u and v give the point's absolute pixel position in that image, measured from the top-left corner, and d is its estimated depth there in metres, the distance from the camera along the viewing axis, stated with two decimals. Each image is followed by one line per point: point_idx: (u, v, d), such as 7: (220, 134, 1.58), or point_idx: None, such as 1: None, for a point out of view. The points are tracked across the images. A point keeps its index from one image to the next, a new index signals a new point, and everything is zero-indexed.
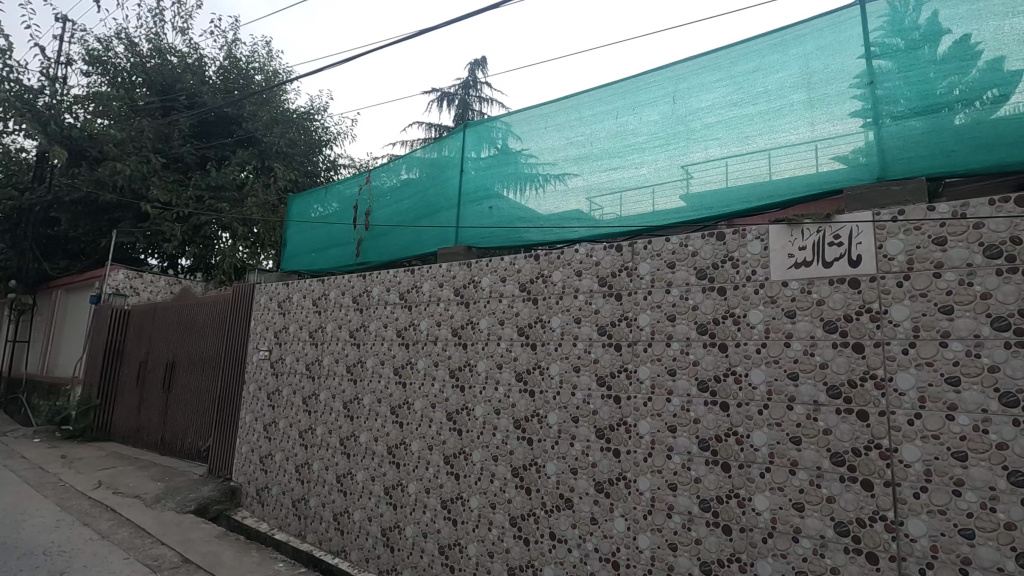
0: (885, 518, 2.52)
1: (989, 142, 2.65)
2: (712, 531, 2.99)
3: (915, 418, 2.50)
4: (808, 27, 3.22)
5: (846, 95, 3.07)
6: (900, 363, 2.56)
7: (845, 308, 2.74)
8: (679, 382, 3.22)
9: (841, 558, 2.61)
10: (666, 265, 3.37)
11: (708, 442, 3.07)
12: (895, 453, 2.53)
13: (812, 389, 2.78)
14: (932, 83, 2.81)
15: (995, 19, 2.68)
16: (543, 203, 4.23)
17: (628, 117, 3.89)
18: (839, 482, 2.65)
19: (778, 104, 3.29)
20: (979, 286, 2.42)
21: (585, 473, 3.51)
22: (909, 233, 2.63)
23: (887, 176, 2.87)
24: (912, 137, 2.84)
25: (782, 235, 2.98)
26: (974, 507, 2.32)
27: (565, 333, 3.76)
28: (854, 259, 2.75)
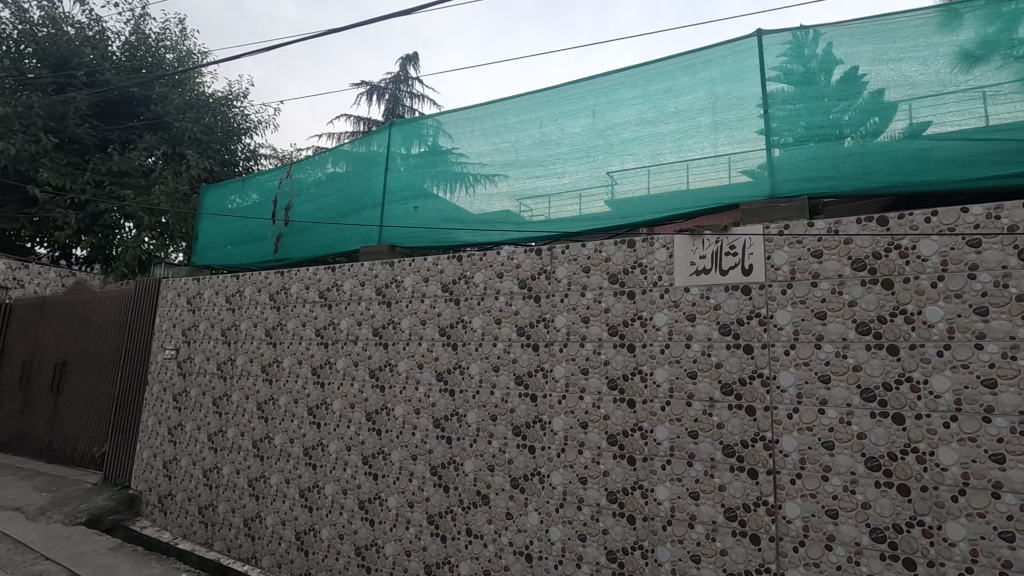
0: (766, 502, 2.79)
1: (859, 171, 3.01)
2: (618, 520, 3.17)
3: (794, 412, 2.79)
4: (714, 53, 3.47)
5: (745, 119, 3.34)
6: (783, 363, 2.85)
7: (738, 313, 3.01)
8: (591, 381, 3.39)
9: (729, 541, 2.86)
10: (582, 270, 3.54)
11: (616, 437, 3.25)
12: (776, 443, 2.81)
13: (709, 386, 3.03)
14: (815, 114, 3.14)
15: (869, 61, 3.05)
16: (468, 205, 4.28)
17: (551, 127, 4.03)
18: (729, 471, 2.91)
19: (687, 124, 3.52)
20: (847, 294, 2.75)
21: (502, 469, 3.61)
22: (793, 246, 2.93)
23: (778, 194, 3.16)
24: (798, 161, 3.16)
25: (685, 244, 3.21)
26: (839, 489, 2.64)
27: (485, 333, 3.84)
28: (747, 268, 3.03)
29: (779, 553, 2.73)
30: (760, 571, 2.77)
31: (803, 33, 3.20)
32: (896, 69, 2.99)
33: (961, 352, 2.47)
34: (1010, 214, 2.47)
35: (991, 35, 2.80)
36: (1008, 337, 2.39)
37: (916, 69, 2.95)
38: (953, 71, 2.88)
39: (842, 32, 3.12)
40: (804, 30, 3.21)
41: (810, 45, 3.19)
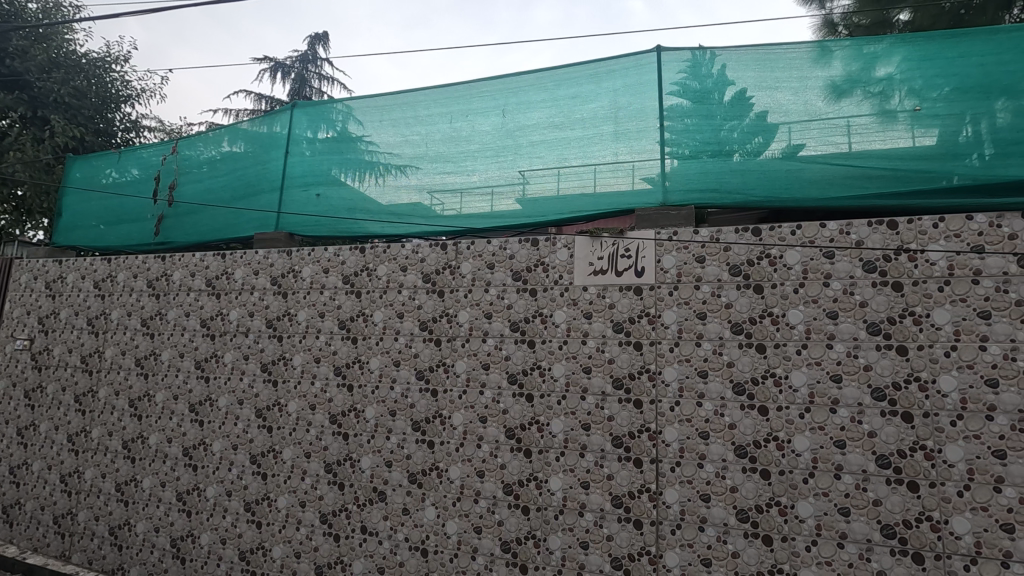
0: (649, 489, 3.02)
1: (740, 187, 3.29)
2: (513, 512, 3.26)
3: (675, 405, 3.05)
4: (617, 65, 3.64)
5: (644, 130, 3.51)
6: (668, 359, 3.10)
7: (630, 312, 3.22)
8: (491, 376, 3.45)
9: (615, 526, 3.05)
10: (486, 266, 3.58)
11: (514, 431, 3.33)
12: (660, 434, 3.04)
13: (602, 381, 3.20)
14: (705, 131, 3.39)
15: (755, 86, 3.35)
16: (373, 195, 4.14)
17: (461, 123, 3.98)
18: (617, 461, 3.10)
19: (591, 132, 3.64)
20: (724, 297, 3.06)
21: (399, 465, 3.57)
22: (680, 251, 3.20)
23: (669, 203, 3.35)
24: (689, 172, 3.38)
25: (585, 245, 3.36)
26: (712, 475, 2.93)
27: (386, 327, 3.78)
28: (639, 270, 3.24)
29: (658, 536, 2.97)
30: (641, 554, 2.99)
31: (701, 53, 3.42)
32: (773, 97, 3.31)
33: (815, 350, 2.87)
34: (858, 231, 2.91)
35: (854, 73, 3.20)
36: (852, 338, 2.83)
37: (793, 97, 3.28)
38: (823, 102, 3.23)
39: (735, 56, 3.38)
40: (702, 51, 3.42)
41: (706, 65, 3.42)
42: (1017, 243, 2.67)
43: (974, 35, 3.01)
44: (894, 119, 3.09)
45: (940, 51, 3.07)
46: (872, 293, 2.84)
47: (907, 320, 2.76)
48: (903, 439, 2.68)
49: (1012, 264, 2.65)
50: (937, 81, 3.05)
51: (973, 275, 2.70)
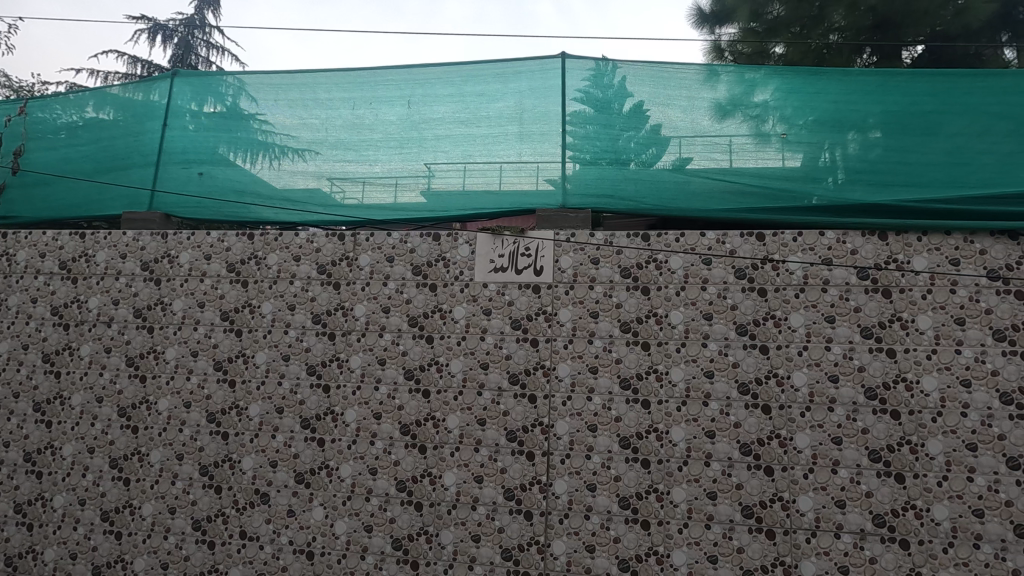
0: (539, 481, 3.12)
1: (634, 194, 3.49)
2: (405, 509, 3.22)
3: (567, 399, 3.18)
4: (524, 67, 3.69)
5: (547, 133, 3.60)
6: (562, 356, 3.23)
7: (527, 310, 3.31)
8: (387, 371, 3.38)
9: (507, 518, 3.12)
10: (385, 259, 3.53)
11: (409, 427, 3.29)
12: (551, 428, 3.16)
13: (498, 376, 3.26)
14: (603, 139, 3.55)
15: (650, 100, 3.57)
16: (263, 178, 3.85)
17: (364, 111, 3.82)
18: (510, 455, 3.17)
19: (496, 131, 3.66)
20: (615, 298, 3.24)
21: (285, 464, 3.39)
22: (576, 252, 3.34)
23: (568, 205, 3.48)
24: (587, 177, 3.52)
25: (487, 242, 3.43)
26: (598, 466, 3.09)
27: (275, 320, 3.56)
28: (538, 269, 3.34)
29: (547, 526, 3.08)
30: (530, 543, 3.09)
31: (603, 64, 3.60)
32: (665, 112, 3.54)
33: (692, 348, 3.14)
34: (732, 241, 3.23)
35: (735, 98, 3.51)
36: (723, 338, 3.13)
37: (683, 114, 3.53)
38: (708, 121, 3.51)
39: (634, 71, 3.58)
40: (605, 62, 3.61)
41: (608, 76, 3.60)
42: (857, 258, 3.14)
43: (833, 74, 3.43)
44: (768, 142, 3.43)
45: (805, 85, 3.46)
46: (742, 297, 3.15)
47: (769, 322, 3.11)
48: (763, 428, 3.01)
49: (852, 276, 3.12)
50: (803, 111, 3.44)
51: (823, 283, 3.13)
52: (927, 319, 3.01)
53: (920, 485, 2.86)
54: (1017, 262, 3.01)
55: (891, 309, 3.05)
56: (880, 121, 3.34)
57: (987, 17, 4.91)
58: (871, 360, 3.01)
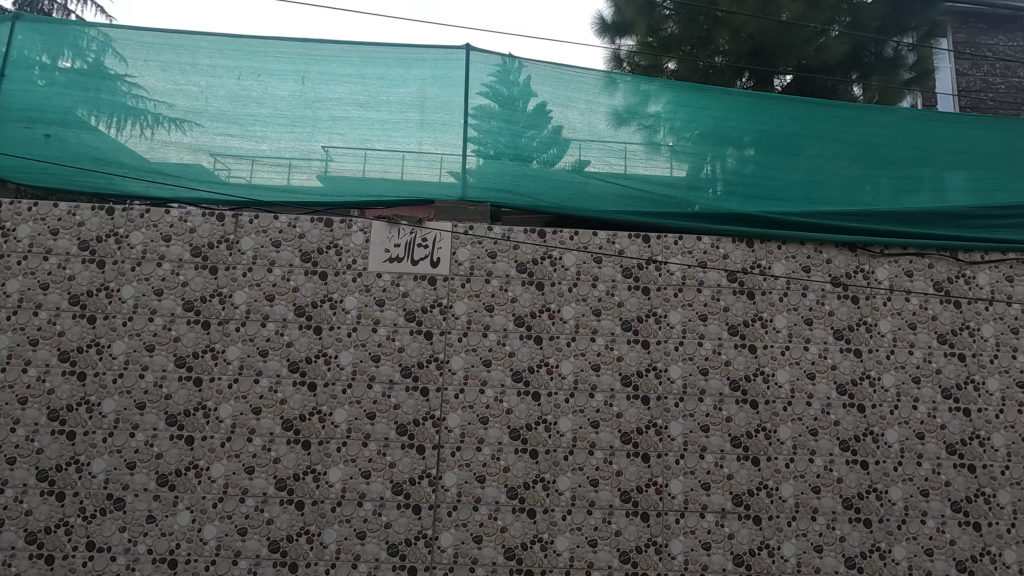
0: (429, 475, 3.09)
1: (532, 191, 3.54)
2: (284, 508, 3.04)
3: (460, 392, 3.18)
4: (428, 54, 3.60)
5: (449, 124, 3.54)
6: (456, 349, 3.23)
7: (423, 301, 3.27)
8: (269, 363, 3.17)
9: (394, 514, 3.06)
10: (271, 244, 3.31)
11: (292, 422, 3.11)
12: (443, 421, 3.15)
13: (390, 369, 3.19)
14: (505, 135, 3.57)
15: (553, 102, 3.65)
16: (129, 147, 3.41)
17: (251, 82, 3.51)
18: (400, 449, 3.11)
19: (396, 117, 3.54)
20: (510, 292, 3.31)
21: (145, 466, 3.06)
22: (474, 245, 3.37)
23: (467, 198, 3.48)
24: (487, 172, 3.53)
25: (383, 231, 3.35)
26: (488, 457, 3.12)
27: (138, 305, 3.20)
28: (435, 261, 3.32)
29: (435, 519, 3.06)
30: (418, 538, 3.04)
31: (510, 61, 3.61)
32: (565, 114, 3.64)
33: (581, 343, 3.28)
34: (621, 242, 3.44)
35: (630, 106, 3.70)
36: (610, 333, 3.30)
37: (582, 117, 3.65)
38: (605, 126, 3.67)
39: (539, 71, 3.63)
40: (511, 59, 3.63)
41: (514, 74, 3.63)
42: (728, 262, 3.46)
43: (714, 93, 3.73)
44: (657, 150, 3.65)
45: (692, 101, 3.72)
46: (628, 295, 3.36)
47: (650, 319, 3.33)
48: (642, 418, 3.22)
49: (723, 278, 3.43)
50: (688, 124, 3.70)
51: (699, 284, 3.41)
52: (783, 318, 3.40)
53: (772, 466, 3.21)
54: (854, 271, 3.51)
55: (753, 309, 3.40)
56: (752, 139, 3.69)
57: (841, 56, 5.61)
58: (736, 355, 3.33)
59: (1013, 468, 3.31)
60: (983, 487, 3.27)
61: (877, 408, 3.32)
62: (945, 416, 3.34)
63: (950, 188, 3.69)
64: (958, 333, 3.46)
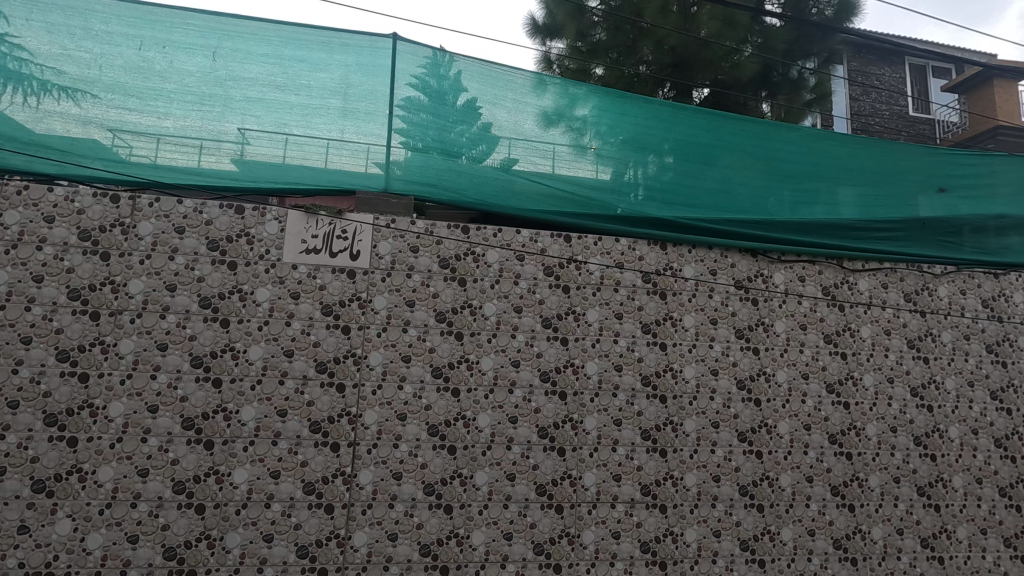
0: (343, 473, 3.01)
1: (457, 186, 3.52)
2: (182, 513, 2.84)
3: (378, 388, 3.12)
4: (352, 40, 3.48)
5: (373, 114, 3.45)
6: (374, 344, 3.16)
7: (341, 295, 3.18)
8: (169, 358, 2.95)
9: (305, 514, 2.94)
10: (173, 229, 3.08)
11: (193, 420, 2.91)
12: (359, 417, 3.07)
13: (304, 364, 3.07)
14: (430, 128, 3.52)
15: (482, 98, 3.65)
16: (8, 115, 3.04)
17: (154, 54, 3.23)
18: (313, 447, 3.00)
19: (317, 103, 3.40)
20: (432, 287, 3.29)
21: (17, 471, 2.74)
22: (396, 239, 3.31)
23: (391, 190, 3.41)
24: (411, 165, 3.47)
25: (299, 221, 3.22)
26: (405, 454, 3.08)
27: (12, 292, 2.86)
28: (355, 253, 3.23)
29: (349, 518, 2.98)
30: (330, 538, 2.95)
31: (440, 54, 3.55)
32: (492, 111, 3.65)
33: (502, 339, 3.31)
34: (543, 240, 3.51)
35: (556, 108, 3.77)
36: (530, 330, 3.36)
37: (508, 115, 3.68)
38: (531, 126, 3.71)
39: (468, 67, 3.63)
40: (442, 52, 3.56)
41: (444, 67, 3.58)
42: (643, 263, 3.63)
43: (636, 101, 3.89)
44: (580, 153, 3.75)
45: (617, 107, 3.86)
46: (549, 293, 3.43)
47: (569, 317, 3.43)
48: (559, 413, 3.30)
49: (638, 279, 3.59)
50: (610, 129, 3.83)
51: (616, 284, 3.54)
52: (691, 318, 3.61)
53: (678, 457, 3.40)
54: (755, 275, 3.79)
55: (665, 309, 3.58)
56: (669, 147, 3.88)
57: (751, 74, 6.02)
58: (648, 352, 3.49)
59: (883, 455, 3.71)
60: (858, 472, 3.64)
61: (771, 402, 3.60)
62: (828, 409, 3.68)
63: (841, 203, 4.06)
64: (841, 334, 3.83)
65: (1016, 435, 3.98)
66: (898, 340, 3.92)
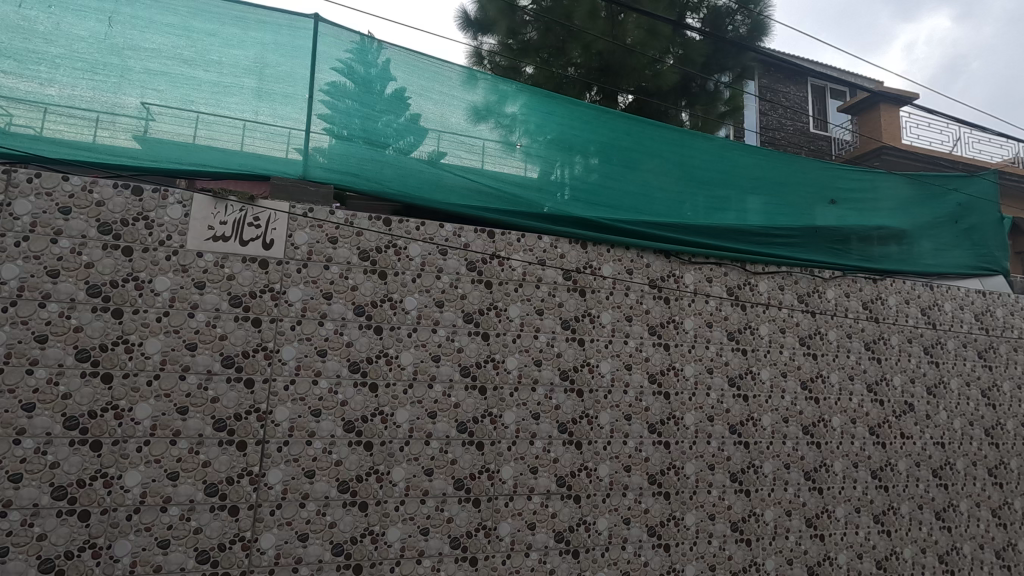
0: (250, 472, 2.86)
1: (380, 177, 3.43)
2: (62, 521, 2.58)
3: (290, 383, 2.99)
4: (270, 17, 3.30)
5: (291, 97, 3.30)
6: (287, 337, 3.02)
7: (251, 286, 3.01)
8: (49, 351, 2.66)
9: (206, 517, 2.77)
10: (57, 209, 2.78)
11: (77, 420, 2.65)
12: (269, 415, 2.93)
13: (208, 359, 2.88)
14: (353, 116, 3.41)
15: (412, 89, 3.59)
16: None
17: (38, 14, 2.91)
18: (217, 446, 2.83)
19: (228, 81, 3.20)
20: (351, 280, 3.20)
21: None
22: (313, 229, 3.18)
23: (309, 177, 3.27)
24: (332, 152, 3.35)
25: (206, 206, 3.01)
26: (318, 452, 2.98)
27: None
28: (268, 242, 3.08)
29: (255, 519, 2.84)
30: (233, 541, 2.79)
31: (369, 41, 3.45)
32: (419, 103, 3.60)
33: (422, 334, 3.28)
34: (466, 236, 3.51)
35: (484, 104, 3.78)
36: (451, 325, 3.35)
37: (436, 108, 3.64)
38: (458, 120, 3.69)
39: (396, 56, 3.55)
40: (370, 39, 3.47)
41: (372, 54, 3.48)
42: (564, 261, 3.72)
43: (563, 102, 3.97)
44: (507, 149, 3.77)
45: (545, 107, 3.93)
46: (471, 288, 3.44)
47: (491, 312, 3.45)
48: (478, 408, 3.32)
49: (559, 276, 3.67)
50: (538, 128, 3.89)
51: (537, 281, 3.61)
52: (608, 315, 3.74)
53: (592, 449, 3.52)
54: (668, 275, 3.99)
55: (584, 306, 3.69)
56: (594, 149, 3.99)
57: (672, 83, 6.30)
58: (567, 347, 3.59)
59: (775, 443, 4.03)
60: (754, 459, 3.94)
61: (679, 395, 3.82)
62: (729, 402, 3.95)
63: (747, 210, 4.37)
64: (743, 331, 4.12)
65: (886, 423, 4.46)
66: (792, 337, 4.27)
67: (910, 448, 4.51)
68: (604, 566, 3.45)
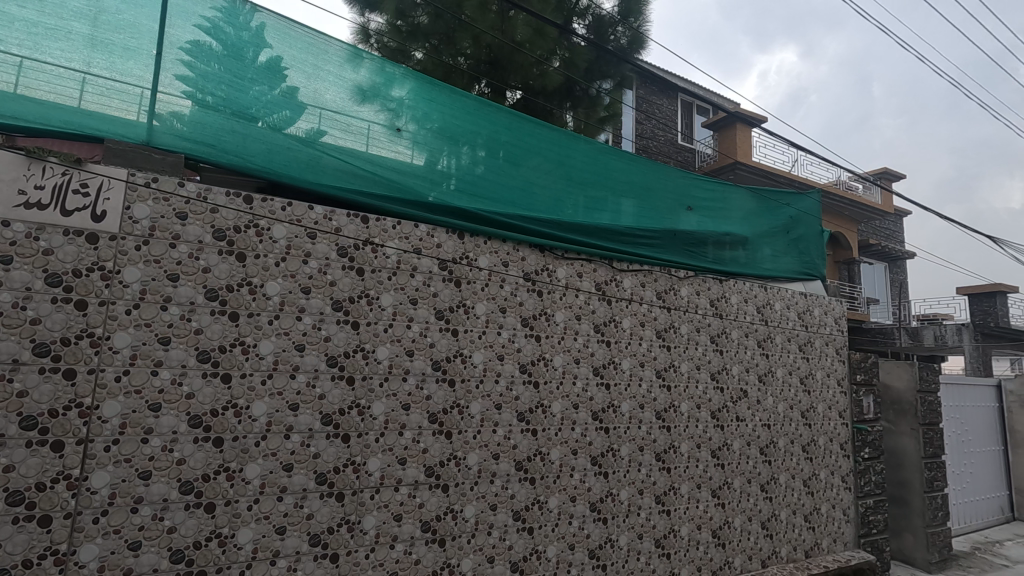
0: (68, 476, 2.49)
1: (241, 150, 3.13)
2: None
3: (123, 374, 2.65)
4: None
5: (135, 51, 2.91)
6: (121, 323, 2.67)
7: (75, 263, 2.61)
8: None
9: (6, 531, 2.35)
10: None
11: None
12: (95, 410, 2.57)
13: (14, 346, 2.45)
14: (212, 80, 3.09)
15: (286, 60, 3.34)
16: None
17: None
18: (23, 448, 2.42)
19: (52, 24, 2.76)
20: (202, 261, 2.90)
21: None
22: (157, 202, 2.83)
23: (153, 143, 2.90)
24: (183, 118, 3.00)
25: (15, 165, 2.54)
26: (156, 450, 2.68)
27: None
28: (98, 213, 2.68)
29: (72, 530, 2.47)
30: (44, 556, 2.41)
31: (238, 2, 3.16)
32: (291, 75, 3.36)
33: (285, 322, 3.08)
34: (338, 219, 3.34)
35: (365, 84, 3.62)
36: (318, 312, 3.18)
37: (311, 82, 3.42)
38: (335, 98, 3.50)
39: (270, 22, 3.29)
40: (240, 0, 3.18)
41: (241, 17, 3.18)
42: (440, 251, 3.69)
43: (448, 91, 3.94)
44: (387, 134, 3.65)
45: (432, 95, 3.87)
46: (340, 274, 3.29)
47: (362, 300, 3.33)
48: (345, 399, 3.19)
49: (435, 266, 3.64)
50: (421, 115, 3.81)
51: (412, 269, 3.55)
52: (482, 306, 3.79)
53: (461, 438, 3.55)
54: (542, 269, 4.12)
55: (459, 297, 3.70)
56: (476, 142, 4.01)
57: (556, 85, 6.51)
58: (440, 337, 3.57)
59: (632, 428, 4.36)
60: (612, 444, 4.23)
61: (547, 384, 3.98)
62: (593, 390, 4.20)
63: (617, 212, 4.66)
64: (608, 324, 4.39)
65: (725, 408, 5.02)
66: (650, 331, 4.64)
67: (743, 429, 5.11)
68: (469, 552, 3.50)
